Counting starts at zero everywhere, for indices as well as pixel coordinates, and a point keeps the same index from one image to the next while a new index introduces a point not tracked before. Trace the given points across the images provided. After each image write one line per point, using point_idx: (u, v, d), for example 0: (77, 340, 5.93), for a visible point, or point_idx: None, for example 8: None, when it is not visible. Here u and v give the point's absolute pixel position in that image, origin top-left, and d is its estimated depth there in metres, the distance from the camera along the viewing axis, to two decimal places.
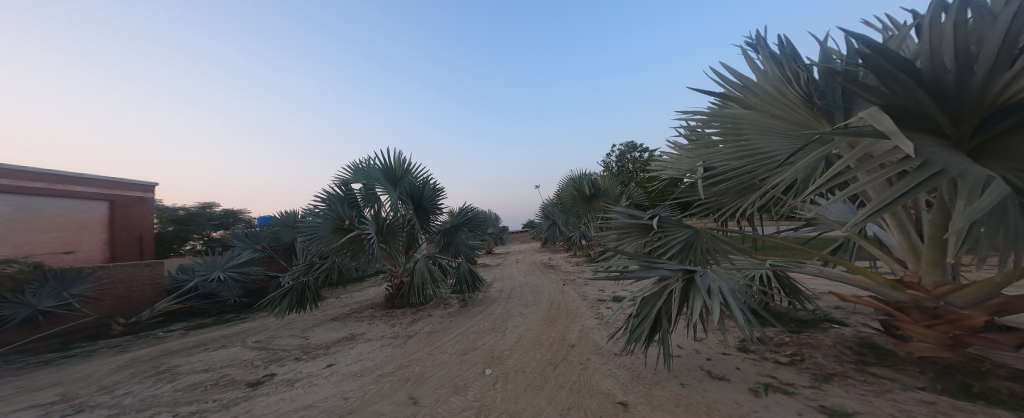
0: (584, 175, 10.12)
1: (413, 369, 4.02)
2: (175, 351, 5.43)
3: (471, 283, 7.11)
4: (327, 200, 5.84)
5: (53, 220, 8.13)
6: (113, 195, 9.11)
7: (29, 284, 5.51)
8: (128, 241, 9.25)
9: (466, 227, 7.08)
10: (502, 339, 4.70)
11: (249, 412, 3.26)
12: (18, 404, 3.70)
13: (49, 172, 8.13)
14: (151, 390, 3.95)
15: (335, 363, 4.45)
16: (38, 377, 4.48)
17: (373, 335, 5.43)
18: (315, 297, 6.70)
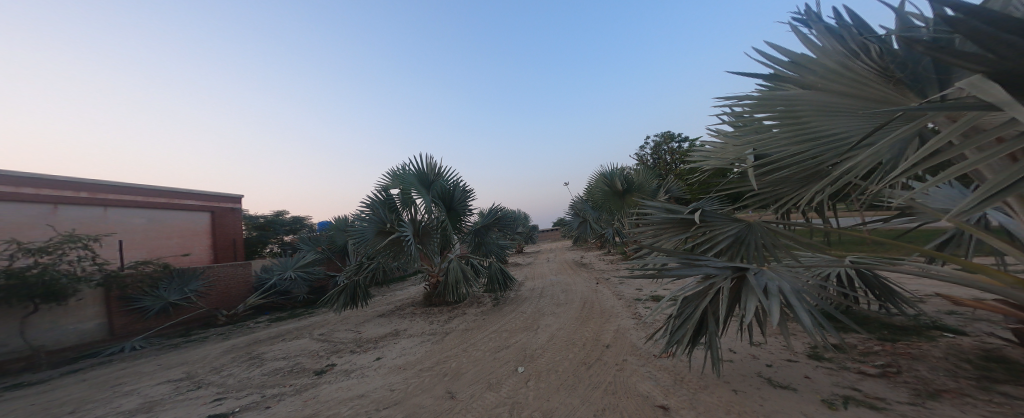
0: (616, 170, 9.67)
1: (450, 364, 4.17)
2: (257, 341, 6.20)
3: (503, 281, 7.16)
4: (371, 205, 6.25)
5: (173, 228, 9.67)
6: (212, 206, 10.70)
7: (161, 281, 6.71)
8: (225, 246, 10.84)
9: (496, 227, 7.19)
10: (534, 338, 4.70)
11: (315, 397, 3.62)
12: (157, 379, 4.51)
13: (167, 189, 9.65)
14: (246, 373, 4.56)
15: (383, 357, 4.78)
16: (172, 357, 5.39)
17: (418, 331, 5.75)
18: (365, 294, 7.23)
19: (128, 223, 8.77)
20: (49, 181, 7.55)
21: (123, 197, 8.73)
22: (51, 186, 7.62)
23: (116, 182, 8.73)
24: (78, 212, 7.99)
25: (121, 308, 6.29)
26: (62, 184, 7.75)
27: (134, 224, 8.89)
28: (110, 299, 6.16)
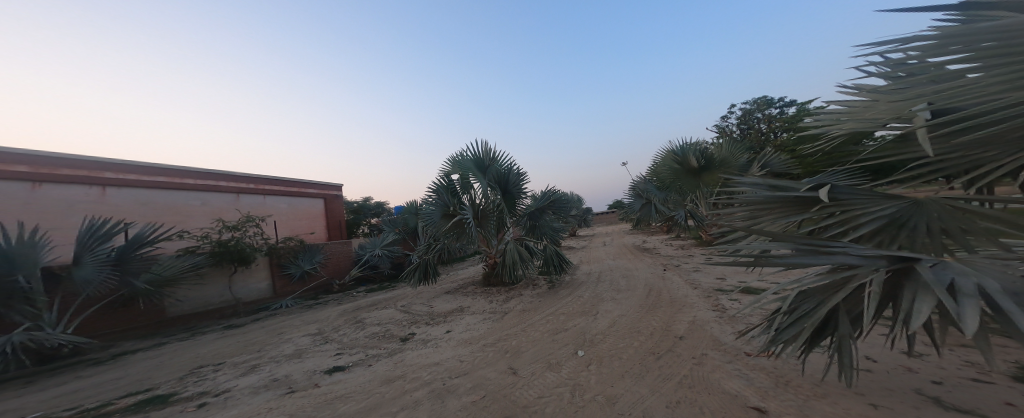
0: (689, 144, 8.58)
1: (511, 342, 4.28)
2: (359, 307, 7.30)
3: (559, 265, 6.95)
4: (435, 191, 6.63)
5: (304, 213, 11.70)
6: (325, 193, 12.75)
7: (299, 253, 8.76)
8: (336, 227, 12.92)
9: (550, 209, 7.09)
10: (593, 323, 4.55)
11: (403, 360, 4.12)
12: (303, 330, 5.77)
13: (298, 180, 11.63)
14: (355, 334, 5.38)
15: (452, 330, 5.15)
16: (306, 316, 6.82)
17: (481, 308, 6.03)
18: (435, 271, 7.81)
19: (278, 208, 10.78)
20: (238, 176, 9.44)
21: (276, 187, 10.77)
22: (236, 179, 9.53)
23: (271, 177, 10.78)
24: (254, 199, 9.90)
25: (278, 273, 8.55)
26: (241, 179, 9.61)
27: (281, 209, 10.89)
28: (272, 266, 8.42)
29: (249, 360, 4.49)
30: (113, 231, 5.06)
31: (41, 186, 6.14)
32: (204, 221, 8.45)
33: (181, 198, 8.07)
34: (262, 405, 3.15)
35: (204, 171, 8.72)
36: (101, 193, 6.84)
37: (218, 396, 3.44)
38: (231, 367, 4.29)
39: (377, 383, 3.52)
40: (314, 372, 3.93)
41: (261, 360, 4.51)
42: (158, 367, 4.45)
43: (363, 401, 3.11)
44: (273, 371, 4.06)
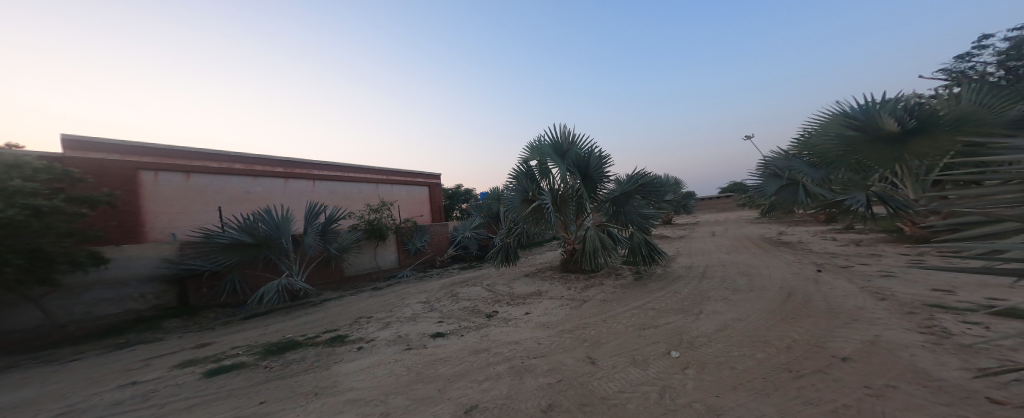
0: (879, 100, 5.37)
1: (591, 331, 4.16)
2: (454, 282, 9.05)
3: (649, 255, 6.39)
4: (515, 177, 6.72)
5: (416, 198, 15.23)
6: (429, 183, 15.96)
7: (412, 235, 11.65)
8: (438, 211, 16.25)
9: (638, 194, 6.49)
10: (692, 323, 4.03)
11: (487, 335, 4.53)
12: (412, 299, 7.90)
13: (412, 172, 15.17)
14: (451, 306, 6.59)
15: (531, 312, 5.25)
16: (415, 287, 9.35)
17: (557, 293, 6.11)
18: (516, 254, 8.08)
19: (402, 194, 14.64)
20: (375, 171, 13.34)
21: (400, 178, 14.59)
22: (376, 175, 13.69)
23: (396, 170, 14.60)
24: (385, 188, 13.92)
25: (401, 249, 11.69)
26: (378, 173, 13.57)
27: (403, 195, 14.72)
28: (397, 242, 11.60)
29: (383, 318, 6.45)
30: (321, 212, 7.98)
31: (289, 181, 10.77)
32: (357, 204, 12.73)
33: (345, 188, 12.40)
34: (390, 356, 4.41)
35: (356, 168, 12.87)
36: (310, 184, 11.34)
37: (367, 343, 5.08)
38: (374, 322, 6.32)
39: (467, 352, 4.02)
40: (424, 335, 5.15)
41: (392, 319, 6.35)
42: (333, 315, 6.74)
43: (455, 366, 3.65)
44: (397, 329, 5.74)
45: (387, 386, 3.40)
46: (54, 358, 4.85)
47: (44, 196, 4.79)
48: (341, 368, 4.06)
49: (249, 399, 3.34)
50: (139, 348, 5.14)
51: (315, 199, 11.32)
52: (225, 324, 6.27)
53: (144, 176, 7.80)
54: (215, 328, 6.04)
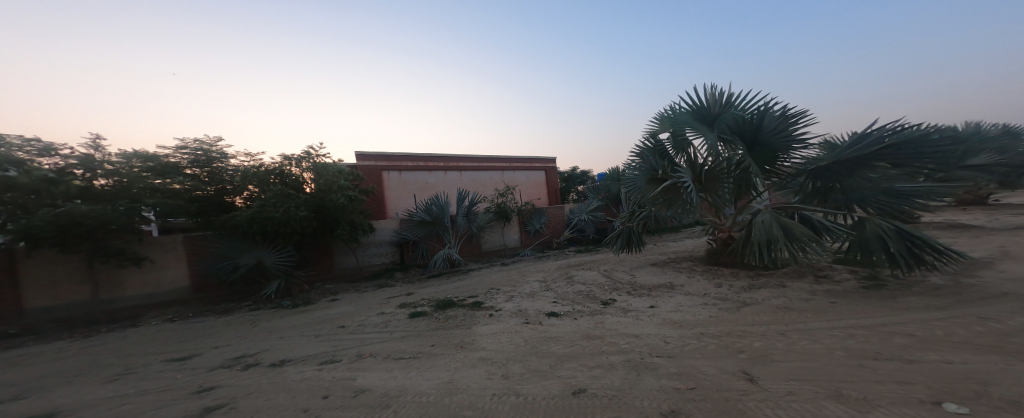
0: None
1: (736, 338, 3.41)
2: (570, 264, 9.34)
3: (902, 258, 4.00)
4: (641, 154, 6.12)
5: (534, 182, 15.73)
6: (547, 167, 16.19)
7: (531, 216, 12.31)
8: (555, 194, 16.38)
9: (890, 160, 4.03)
10: (921, 342, 2.72)
11: (602, 323, 4.36)
12: (529, 278, 8.40)
13: (531, 157, 15.65)
14: (567, 288, 6.74)
15: (657, 307, 4.77)
16: (533, 266, 9.97)
17: (693, 289, 5.32)
18: (639, 241, 7.42)
19: (522, 179, 15.35)
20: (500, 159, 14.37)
21: (521, 165, 15.28)
22: (502, 162, 14.72)
23: (517, 157, 15.27)
24: (512, 175, 14.97)
25: (522, 229, 12.49)
26: (502, 160, 14.54)
27: (523, 181, 15.40)
28: (517, 222, 12.40)
29: (509, 292, 7.20)
30: (468, 196, 9.20)
31: (448, 172, 13.19)
32: (486, 190, 14.05)
33: (477, 176, 13.88)
34: (512, 326, 4.99)
35: (485, 157, 14.11)
36: (460, 174, 13.44)
37: (497, 311, 5.99)
38: (503, 294, 7.09)
39: (579, 335, 4.00)
40: (540, 312, 5.46)
41: (516, 292, 7.13)
42: (474, 283, 7.86)
43: (568, 347, 3.67)
44: (520, 303, 6.29)
45: (509, 353, 3.82)
46: (354, 287, 7.66)
47: (351, 189, 7.83)
48: (479, 330, 5.03)
49: (425, 341, 4.74)
50: (383, 290, 7.32)
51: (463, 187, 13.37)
52: (421, 280, 8.07)
53: (384, 175, 11.72)
54: (415, 282, 7.87)
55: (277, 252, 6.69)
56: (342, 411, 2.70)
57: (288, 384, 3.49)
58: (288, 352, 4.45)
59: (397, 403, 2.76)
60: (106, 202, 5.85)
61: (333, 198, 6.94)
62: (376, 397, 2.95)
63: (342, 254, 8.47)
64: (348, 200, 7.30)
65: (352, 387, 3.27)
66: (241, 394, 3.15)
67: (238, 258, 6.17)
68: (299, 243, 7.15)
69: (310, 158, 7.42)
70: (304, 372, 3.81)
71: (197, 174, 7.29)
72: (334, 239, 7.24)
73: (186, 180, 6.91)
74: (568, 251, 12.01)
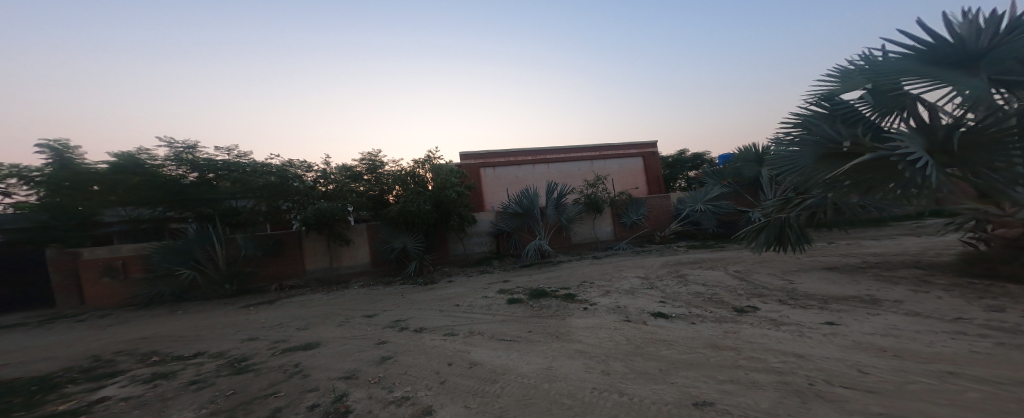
0: None
1: (919, 353, 2.65)
2: (679, 262, 8.69)
3: None
4: (805, 124, 5.14)
5: (629, 170, 14.88)
6: (645, 153, 15.06)
7: (628, 206, 11.86)
8: (656, 182, 15.08)
9: None
10: None
11: (736, 333, 3.86)
12: (630, 273, 8.10)
13: (624, 144, 14.92)
14: (679, 289, 6.42)
15: (842, 325, 3.66)
16: (634, 260, 9.56)
17: (916, 309, 3.90)
18: (794, 237, 6.42)
19: (614, 167, 14.70)
20: (589, 148, 14.14)
21: (613, 152, 14.67)
22: (592, 152, 14.40)
23: (608, 145, 14.72)
24: (602, 164, 14.49)
25: (615, 221, 12.12)
26: (591, 149, 14.27)
27: (616, 169, 14.73)
28: (611, 215, 12.10)
29: (603, 286, 7.18)
30: (557, 188, 9.49)
31: (535, 165, 13.69)
32: (575, 181, 14.04)
33: (567, 167, 14.02)
34: (611, 322, 5.04)
35: (574, 148, 14.12)
36: (547, 167, 13.81)
37: (592, 305, 6.07)
38: (597, 288, 7.13)
39: (700, 343, 3.66)
40: (643, 312, 5.36)
41: (612, 287, 7.07)
42: (566, 274, 8.09)
43: (684, 354, 3.42)
44: (617, 299, 6.25)
45: (611, 348, 3.94)
46: (461, 271, 8.88)
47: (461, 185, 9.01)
48: (575, 322, 5.24)
49: (525, 327, 5.25)
50: (485, 275, 8.30)
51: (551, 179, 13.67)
52: (514, 268, 8.80)
53: (481, 171, 13.09)
54: (511, 269, 8.66)
55: (414, 238, 8.35)
56: (463, 379, 3.47)
57: (426, 348, 4.59)
58: (425, 322, 5.67)
59: (503, 380, 3.34)
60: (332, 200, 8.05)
61: (451, 193, 8.21)
62: (486, 372, 3.61)
63: (454, 242, 9.88)
64: (458, 194, 8.49)
65: (468, 360, 4.07)
66: (401, 350, 4.57)
67: (393, 241, 8.13)
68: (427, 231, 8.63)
69: (430, 161, 8.73)
70: (435, 339, 4.89)
71: (370, 178, 8.87)
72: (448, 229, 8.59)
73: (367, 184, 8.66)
74: (678, 246, 10.94)
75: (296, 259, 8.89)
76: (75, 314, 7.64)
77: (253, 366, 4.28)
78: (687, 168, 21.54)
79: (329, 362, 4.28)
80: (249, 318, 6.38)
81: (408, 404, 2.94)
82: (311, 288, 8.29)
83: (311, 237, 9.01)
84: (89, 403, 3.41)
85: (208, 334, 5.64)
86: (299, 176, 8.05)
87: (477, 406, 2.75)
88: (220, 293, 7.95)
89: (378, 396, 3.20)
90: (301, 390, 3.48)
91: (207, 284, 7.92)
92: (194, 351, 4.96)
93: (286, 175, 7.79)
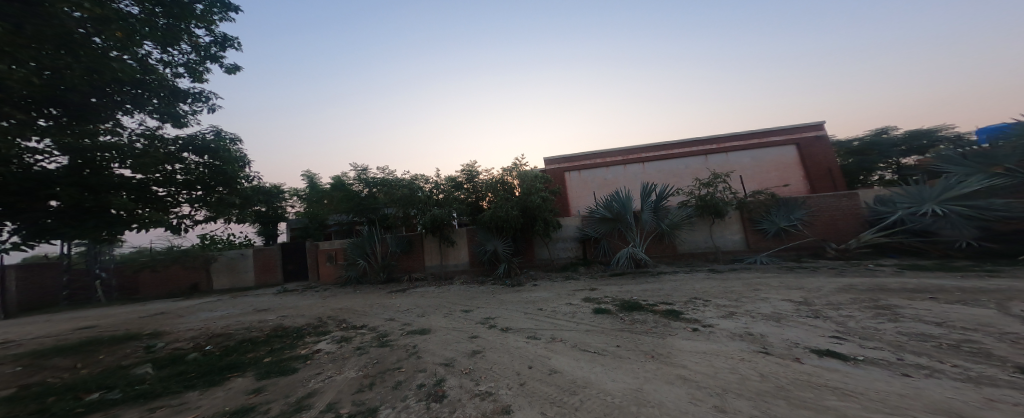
0: None
1: None
2: (877, 287, 6.24)
3: None
4: None
5: (771, 163, 11.80)
6: (796, 139, 11.82)
7: (772, 208, 9.48)
8: (821, 175, 11.41)
9: None
10: None
11: (1019, 405, 2.43)
12: (783, 295, 6.30)
13: (760, 131, 12.04)
14: (873, 324, 4.62)
15: None
16: (793, 278, 7.41)
17: None
18: None
19: (743, 161, 11.94)
20: (706, 140, 12.05)
21: (743, 142, 12.00)
22: (709, 144, 12.19)
23: (733, 134, 12.18)
24: (721, 157, 12.04)
25: (751, 228, 9.83)
26: (709, 142, 12.12)
27: (748, 163, 11.93)
28: (744, 220, 9.91)
29: (724, 306, 5.92)
30: (655, 190, 8.55)
31: (629, 166, 12.54)
32: (688, 180, 12.09)
33: (677, 164, 12.26)
34: (737, 351, 4.07)
35: (686, 142, 12.31)
36: (644, 166, 12.44)
37: (704, 326, 5.08)
38: (713, 307, 5.91)
39: (919, 406, 2.50)
40: (796, 345, 4.12)
41: (738, 309, 5.71)
42: (669, 288, 7.03)
43: (879, 413, 2.43)
44: (749, 324, 5.01)
45: (729, 382, 3.24)
46: (545, 276, 8.96)
47: (546, 190, 9.23)
48: (678, 343, 4.50)
49: (612, 340, 4.85)
50: (570, 282, 8.12)
51: (648, 179, 12.19)
52: (602, 276, 8.28)
53: (568, 176, 12.78)
54: (598, 278, 8.17)
55: (504, 241, 9.07)
56: (544, 385, 3.51)
57: (509, 348, 4.86)
58: (511, 322, 5.98)
59: (584, 393, 3.21)
60: (442, 206, 9.46)
61: (532, 199, 8.52)
62: (565, 382, 3.53)
63: (539, 246, 10.07)
64: (543, 199, 8.73)
65: (548, 366, 4.09)
66: (488, 346, 4.99)
67: (487, 244, 8.98)
68: (514, 235, 9.18)
69: (517, 167, 9.21)
70: (517, 341, 5.11)
71: (469, 186, 9.77)
72: (533, 233, 8.92)
73: (467, 192, 9.76)
74: (877, 266, 7.77)
75: (420, 256, 10.89)
76: (318, 287, 11.21)
77: (390, 342, 5.50)
78: (897, 154, 15.01)
79: (435, 347, 5.09)
80: (388, 302, 8.19)
81: (491, 399, 3.23)
82: (427, 281, 10.01)
83: (429, 240, 10.85)
84: (314, 352, 5.28)
85: (371, 311, 7.48)
86: (421, 187, 9.67)
87: (555, 414, 2.78)
88: (377, 280, 10.31)
89: (468, 386, 3.63)
90: (415, 369, 4.29)
91: (371, 272, 10.41)
92: (362, 323, 6.72)
93: (413, 187, 9.59)
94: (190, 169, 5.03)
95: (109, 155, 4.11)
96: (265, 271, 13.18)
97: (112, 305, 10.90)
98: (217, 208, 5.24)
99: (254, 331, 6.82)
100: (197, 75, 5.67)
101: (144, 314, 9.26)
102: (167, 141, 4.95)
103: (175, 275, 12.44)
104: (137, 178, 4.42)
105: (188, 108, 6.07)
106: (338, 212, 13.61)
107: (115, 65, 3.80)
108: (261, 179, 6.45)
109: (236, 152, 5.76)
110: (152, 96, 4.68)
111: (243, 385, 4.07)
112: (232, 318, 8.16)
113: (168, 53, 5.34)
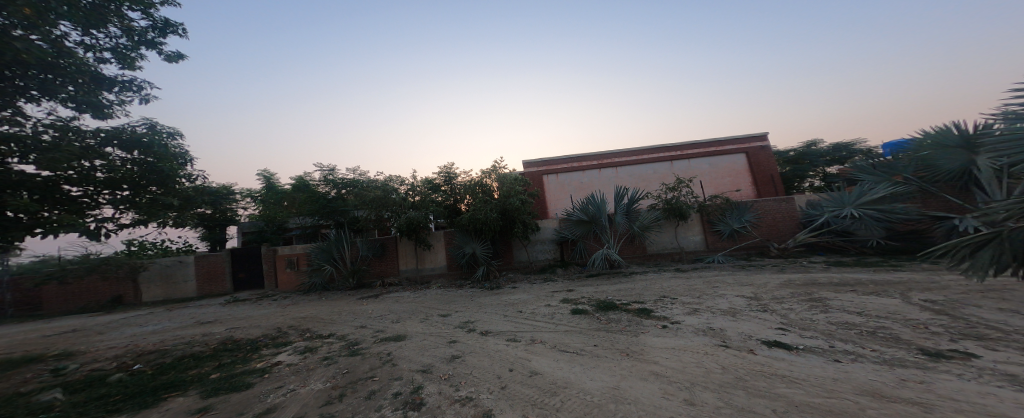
0: None
1: None
2: (810, 282, 7.04)
3: None
4: None
5: (726, 169, 12.88)
6: (746, 148, 12.99)
7: (727, 211, 10.33)
8: (766, 181, 12.66)
9: None
10: None
11: (921, 382, 2.86)
12: (737, 291, 6.88)
13: (716, 140, 13.08)
14: (811, 315, 5.19)
15: None
16: (744, 275, 8.13)
17: None
18: None
19: (702, 167, 12.92)
20: (670, 148, 12.88)
21: (702, 149, 12.98)
22: (672, 151, 13.04)
23: (693, 142, 13.12)
24: (683, 164, 12.93)
25: (709, 229, 10.64)
26: (672, 149, 12.96)
27: (705, 169, 12.92)
28: (704, 222, 10.70)
29: (689, 303, 6.32)
30: (626, 194, 8.95)
31: (602, 170, 13.04)
32: (654, 184, 12.82)
33: (644, 169, 12.97)
34: (701, 346, 4.37)
35: (653, 148, 13.05)
36: (616, 171, 13.00)
37: (673, 323, 5.38)
38: (679, 304, 6.29)
39: (849, 388, 2.85)
40: (750, 337, 4.51)
41: (700, 306, 6.14)
42: (640, 288, 7.39)
43: (818, 396, 2.73)
44: (710, 320, 5.39)
45: (695, 376, 3.45)
46: (523, 278, 9.01)
47: (524, 193, 9.30)
48: (649, 341, 4.73)
49: (590, 340, 4.98)
50: (548, 284, 8.25)
51: (619, 183, 12.76)
52: (579, 278, 8.49)
53: (544, 178, 13.03)
54: (574, 279, 8.39)
55: (482, 244, 9.02)
56: (524, 387, 3.52)
57: (489, 351, 4.82)
58: (490, 325, 5.94)
59: (565, 393, 3.26)
60: (418, 209, 9.20)
61: (513, 202, 8.55)
62: (547, 383, 3.57)
63: (517, 248, 10.15)
64: (522, 202, 8.80)
65: (529, 368, 4.10)
66: (468, 350, 4.91)
67: (465, 247, 8.86)
68: (492, 238, 9.13)
69: (496, 170, 9.15)
70: (497, 344, 5.08)
71: (446, 188, 9.63)
72: (512, 235, 8.98)
73: (444, 195, 9.53)
74: (811, 263, 8.76)
75: (393, 259, 10.47)
76: (275, 296, 10.34)
77: (361, 350, 5.20)
78: (823, 164, 17.13)
79: (412, 354, 4.91)
80: (358, 308, 7.78)
81: (472, 405, 3.18)
82: (402, 286, 9.65)
83: (403, 243, 10.50)
84: (272, 364, 4.84)
85: (337, 319, 7.05)
86: (396, 189, 9.29)
87: None
88: (346, 286, 9.75)
89: (447, 392, 3.53)
90: (390, 377, 4.10)
91: (338, 278, 9.82)
92: (328, 332, 6.30)
93: (387, 189, 9.09)
94: (115, 166, 4.42)
95: (7, 148, 3.59)
96: (209, 279, 11.90)
97: (7, 324, 9.19)
98: (149, 211, 4.55)
99: (196, 346, 6.11)
100: (128, 62, 5.00)
101: (53, 332, 7.95)
102: (84, 132, 4.29)
103: (94, 286, 10.80)
104: (44, 174, 3.83)
105: (115, 98, 5.33)
106: (301, 214, 12.73)
107: (18, 45, 3.27)
108: (207, 178, 5.79)
109: (175, 148, 5.18)
110: (68, 81, 4.00)
111: (184, 406, 3.64)
112: (170, 332, 7.27)
113: (92, 35, 4.65)
